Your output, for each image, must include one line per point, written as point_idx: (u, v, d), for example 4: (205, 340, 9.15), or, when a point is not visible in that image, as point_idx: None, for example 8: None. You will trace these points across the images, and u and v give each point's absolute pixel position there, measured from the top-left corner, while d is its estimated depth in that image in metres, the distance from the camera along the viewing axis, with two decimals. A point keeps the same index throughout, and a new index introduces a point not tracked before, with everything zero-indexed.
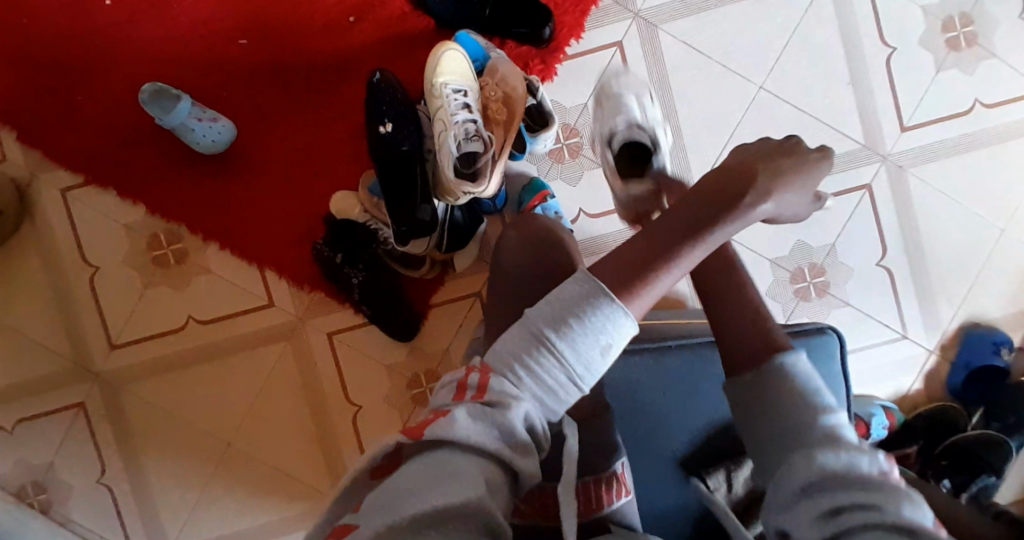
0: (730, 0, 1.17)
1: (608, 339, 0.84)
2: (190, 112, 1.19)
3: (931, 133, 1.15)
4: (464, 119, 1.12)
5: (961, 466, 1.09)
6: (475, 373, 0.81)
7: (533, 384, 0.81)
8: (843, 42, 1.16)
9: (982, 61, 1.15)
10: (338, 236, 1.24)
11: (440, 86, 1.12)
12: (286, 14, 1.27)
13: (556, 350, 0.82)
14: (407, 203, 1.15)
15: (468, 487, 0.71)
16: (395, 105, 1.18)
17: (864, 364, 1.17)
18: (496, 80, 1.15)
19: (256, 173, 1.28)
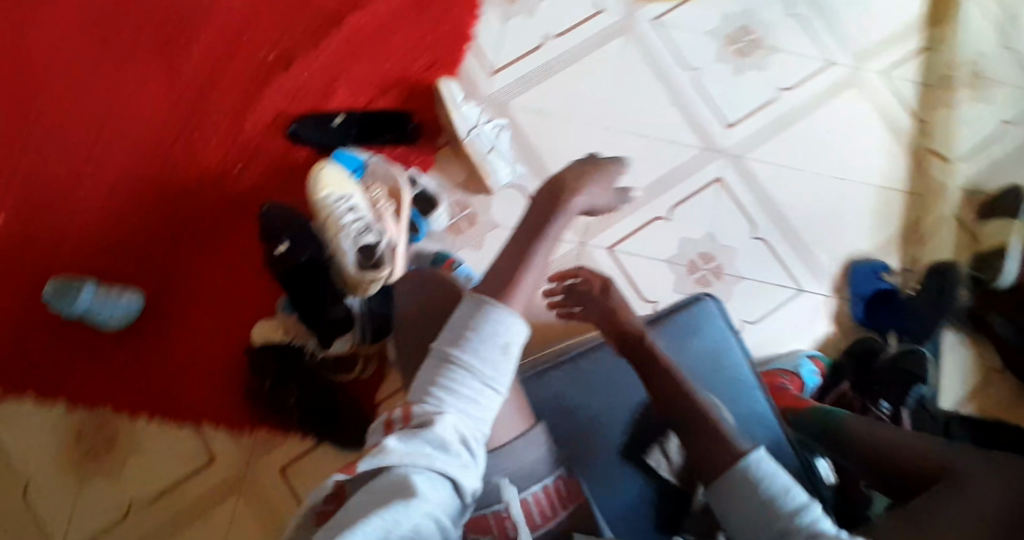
0: (560, 67, 1.36)
1: (505, 337, 0.88)
2: (94, 297, 1.23)
3: (753, 123, 1.36)
4: (353, 218, 1.21)
5: (894, 383, 1.19)
6: (399, 410, 0.88)
7: (452, 400, 0.86)
8: (655, 74, 1.37)
9: (770, 56, 1.38)
10: (266, 364, 1.26)
11: (322, 196, 1.21)
12: (168, 184, 1.33)
13: (462, 363, 0.87)
14: (318, 308, 1.22)
15: (406, 501, 0.78)
16: (291, 226, 1.23)
17: (778, 322, 1.30)
18: (378, 181, 1.27)
19: (174, 334, 1.30)
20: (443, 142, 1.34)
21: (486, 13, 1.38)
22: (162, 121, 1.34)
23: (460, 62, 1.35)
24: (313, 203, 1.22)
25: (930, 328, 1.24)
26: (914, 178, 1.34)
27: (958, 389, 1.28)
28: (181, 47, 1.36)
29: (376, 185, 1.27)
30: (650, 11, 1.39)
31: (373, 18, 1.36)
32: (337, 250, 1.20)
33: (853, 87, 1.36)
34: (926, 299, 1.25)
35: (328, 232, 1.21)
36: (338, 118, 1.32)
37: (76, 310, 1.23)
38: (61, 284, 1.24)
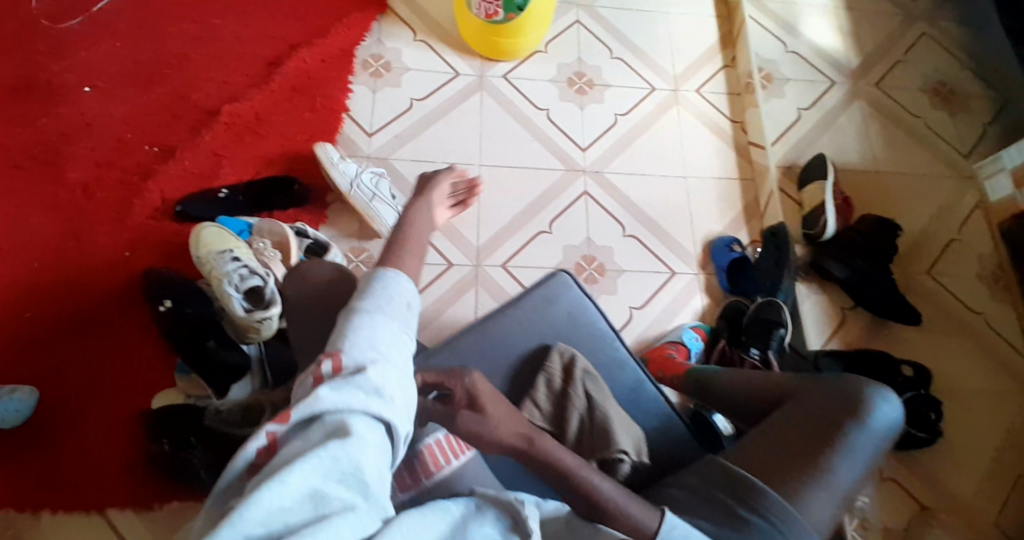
0: (430, 122, 1.52)
1: (406, 298, 0.91)
2: None
3: (603, 144, 1.57)
4: (236, 266, 1.23)
5: (759, 334, 1.36)
6: (324, 360, 0.81)
7: (374, 349, 0.83)
8: (514, 116, 1.55)
9: (604, 90, 1.61)
10: (166, 425, 1.19)
11: (203, 252, 1.25)
12: (56, 274, 1.30)
13: (372, 319, 0.86)
14: (212, 355, 1.20)
15: (345, 444, 0.74)
16: (177, 287, 1.27)
17: (660, 303, 1.47)
18: (263, 235, 1.32)
19: (75, 421, 1.22)
20: (331, 200, 1.44)
21: (355, 88, 1.51)
22: (47, 221, 1.33)
23: (338, 132, 1.48)
24: (197, 261, 1.25)
25: (775, 282, 1.42)
26: (740, 168, 1.59)
27: (823, 329, 1.46)
28: (60, 153, 1.38)
29: (262, 240, 1.32)
30: (498, 69, 1.58)
31: (249, 106, 1.46)
32: (222, 294, 1.21)
33: (676, 104, 1.62)
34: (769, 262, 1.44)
35: (213, 283, 1.23)
36: (223, 191, 1.38)
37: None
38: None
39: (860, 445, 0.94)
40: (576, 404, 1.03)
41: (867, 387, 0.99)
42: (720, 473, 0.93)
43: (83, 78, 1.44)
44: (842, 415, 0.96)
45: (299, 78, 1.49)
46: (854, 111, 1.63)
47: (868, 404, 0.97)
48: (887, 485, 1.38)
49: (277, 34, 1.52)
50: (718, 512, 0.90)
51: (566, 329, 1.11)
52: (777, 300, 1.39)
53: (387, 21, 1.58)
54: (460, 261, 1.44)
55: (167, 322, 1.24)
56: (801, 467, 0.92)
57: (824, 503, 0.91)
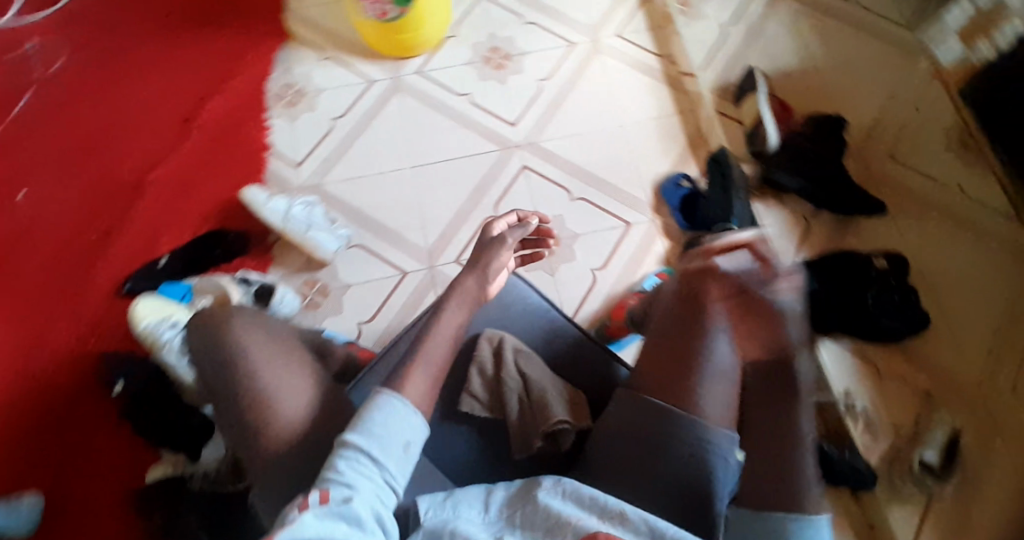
0: (356, 137, 1.51)
1: (406, 436, 0.90)
2: None
3: (532, 112, 1.53)
4: (174, 336, 1.26)
5: None
6: (313, 493, 0.82)
7: (358, 478, 0.85)
8: (437, 108, 1.53)
9: (523, 58, 1.57)
10: (156, 499, 1.22)
11: (141, 326, 1.26)
12: (24, 376, 1.33)
13: (368, 451, 0.87)
14: (175, 422, 1.25)
15: None
16: (133, 368, 1.32)
17: (622, 259, 1.42)
18: (203, 294, 1.32)
19: (70, 514, 1.24)
20: (274, 239, 1.43)
21: (274, 123, 1.51)
22: (6, 329, 1.36)
23: (264, 170, 1.47)
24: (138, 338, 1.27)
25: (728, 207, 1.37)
26: (677, 100, 1.54)
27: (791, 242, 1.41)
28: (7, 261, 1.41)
29: (202, 298, 1.32)
30: (410, 66, 1.56)
31: (175, 168, 1.46)
32: (168, 367, 1.26)
33: (599, 53, 1.57)
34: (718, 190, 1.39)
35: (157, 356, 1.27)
36: (162, 259, 1.39)
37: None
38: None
39: (724, 311, 0.96)
40: (510, 385, 1.03)
41: (711, 251, 0.99)
42: (620, 406, 0.95)
43: (14, 183, 1.46)
44: (702, 292, 0.97)
45: (217, 127, 1.50)
46: (779, 17, 1.58)
47: (717, 267, 0.97)
48: (893, 383, 1.31)
49: (187, 91, 1.53)
50: (646, 461, 0.91)
51: (498, 312, 1.12)
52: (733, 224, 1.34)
53: (292, 48, 1.57)
54: (412, 267, 1.42)
55: (131, 398, 1.30)
56: (675, 363, 0.94)
57: (709, 391, 0.93)
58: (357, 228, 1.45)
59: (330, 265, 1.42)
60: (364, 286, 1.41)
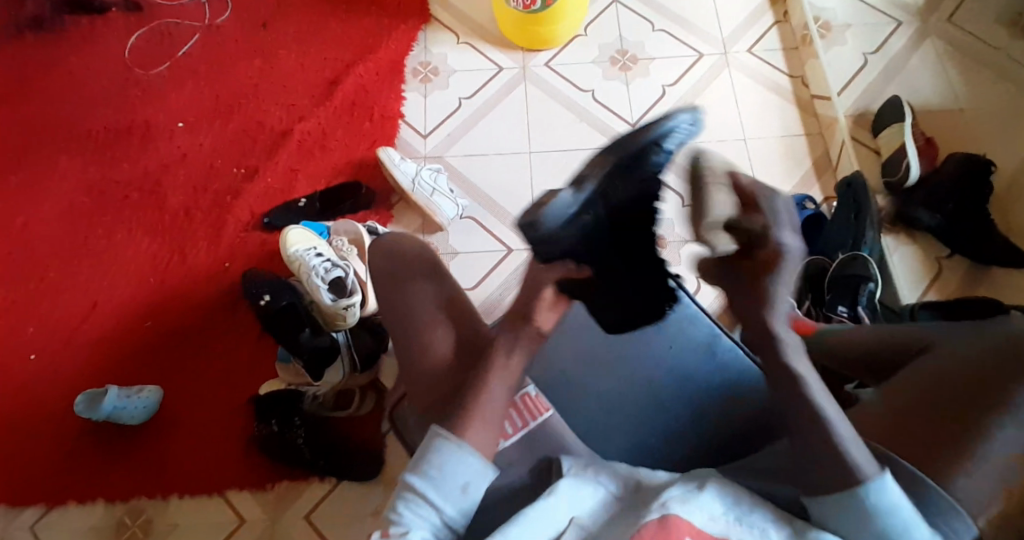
0: (484, 117, 1.59)
1: (465, 477, 0.82)
2: (115, 397, 1.34)
3: (653, 116, 1.56)
4: (320, 261, 1.34)
5: (843, 290, 1.31)
6: (408, 486, 0.82)
7: (436, 501, 0.81)
8: (560, 101, 1.59)
9: (650, 64, 1.61)
10: (271, 410, 1.35)
11: (291, 250, 1.35)
12: (164, 287, 1.48)
13: (424, 491, 0.81)
14: (304, 343, 1.30)
15: (447, 449, 0.83)
16: (269, 285, 1.39)
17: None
18: (341, 236, 1.42)
19: (191, 416, 1.39)
20: (395, 199, 1.53)
21: (408, 95, 1.61)
22: (155, 240, 1.51)
23: (395, 137, 1.57)
24: (285, 259, 1.35)
25: (847, 234, 1.38)
26: (803, 121, 1.54)
27: (915, 284, 1.38)
28: (160, 184, 1.55)
29: (341, 240, 1.41)
30: (540, 58, 1.63)
31: (316, 122, 1.59)
32: (308, 285, 1.32)
33: (727, 66, 1.59)
34: (842, 220, 1.39)
35: (299, 275, 1.34)
36: (302, 201, 1.51)
37: (102, 413, 1.34)
38: (90, 393, 1.36)
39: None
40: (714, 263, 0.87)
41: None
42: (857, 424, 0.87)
43: (174, 116, 1.61)
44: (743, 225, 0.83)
45: (358, 92, 1.61)
46: (926, 51, 1.54)
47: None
48: None
49: (335, 56, 1.65)
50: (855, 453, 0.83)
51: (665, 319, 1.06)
52: (863, 254, 1.34)
53: (435, 30, 1.67)
54: (518, 245, 1.49)
55: (265, 316, 1.36)
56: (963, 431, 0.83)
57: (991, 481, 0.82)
58: (473, 200, 1.52)
59: (444, 232, 1.50)
60: (472, 256, 1.49)
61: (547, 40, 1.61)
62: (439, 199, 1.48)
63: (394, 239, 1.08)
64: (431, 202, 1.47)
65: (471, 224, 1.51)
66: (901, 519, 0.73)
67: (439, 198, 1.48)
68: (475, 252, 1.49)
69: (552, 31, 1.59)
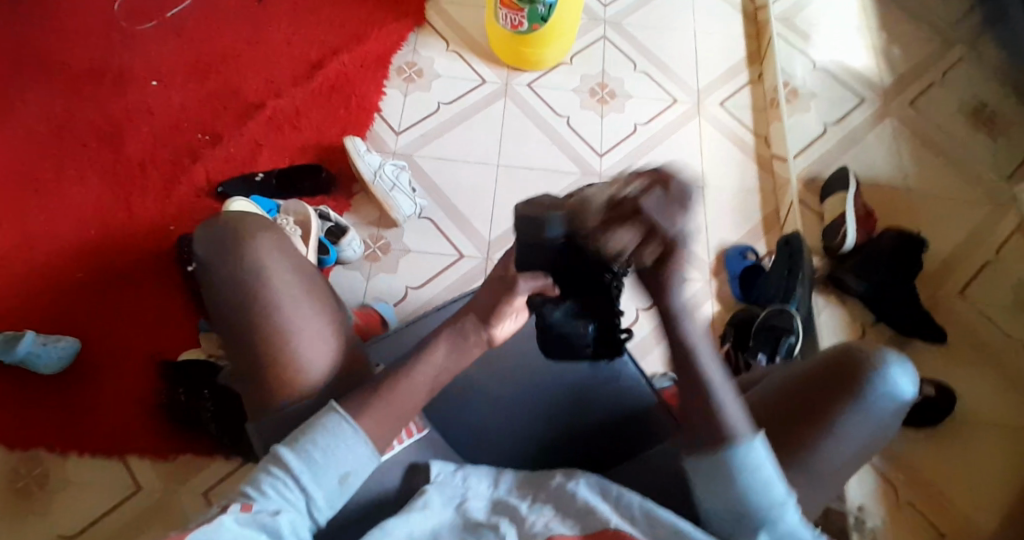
0: (455, 124, 1.59)
1: (346, 467, 0.86)
2: (33, 340, 1.32)
3: (619, 151, 1.59)
4: None
5: (767, 341, 1.34)
6: (281, 462, 0.84)
7: (305, 485, 0.84)
8: (533, 120, 1.61)
9: (626, 102, 1.64)
10: (184, 378, 1.33)
11: None
12: (104, 237, 1.44)
13: (297, 474, 0.84)
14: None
15: (331, 434, 0.86)
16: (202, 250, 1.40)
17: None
18: (289, 214, 1.41)
19: (109, 372, 1.36)
20: (357, 190, 1.52)
21: (388, 90, 1.61)
22: (102, 187, 1.48)
23: (367, 128, 1.57)
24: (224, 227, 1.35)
25: (783, 290, 1.40)
26: (763, 178, 1.58)
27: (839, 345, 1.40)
28: (121, 135, 1.51)
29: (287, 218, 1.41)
30: (523, 78, 1.65)
31: (290, 100, 1.57)
32: None
33: (698, 116, 1.63)
34: (779, 276, 1.42)
35: None
36: (259, 175, 1.49)
37: (15, 355, 1.32)
38: (8, 335, 1.33)
39: (861, 431, 0.89)
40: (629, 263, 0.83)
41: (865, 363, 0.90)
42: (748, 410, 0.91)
43: (148, 71, 1.57)
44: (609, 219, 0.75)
45: (338, 77, 1.60)
46: (883, 128, 1.58)
47: (879, 369, 0.90)
48: (899, 511, 1.28)
49: (320, 38, 1.63)
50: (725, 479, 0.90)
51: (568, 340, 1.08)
52: (789, 307, 1.36)
53: (422, 33, 1.68)
54: (469, 251, 1.49)
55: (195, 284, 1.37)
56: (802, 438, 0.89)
57: (806, 489, 0.89)
58: (431, 202, 1.52)
59: (397, 228, 1.50)
60: (421, 256, 1.49)
61: (534, 61, 1.64)
62: (397, 195, 1.48)
63: (234, 223, 0.97)
64: (389, 198, 1.48)
65: (428, 224, 1.51)
66: (762, 477, 0.83)
67: (397, 195, 1.48)
68: (424, 252, 1.49)
69: (539, 53, 1.62)
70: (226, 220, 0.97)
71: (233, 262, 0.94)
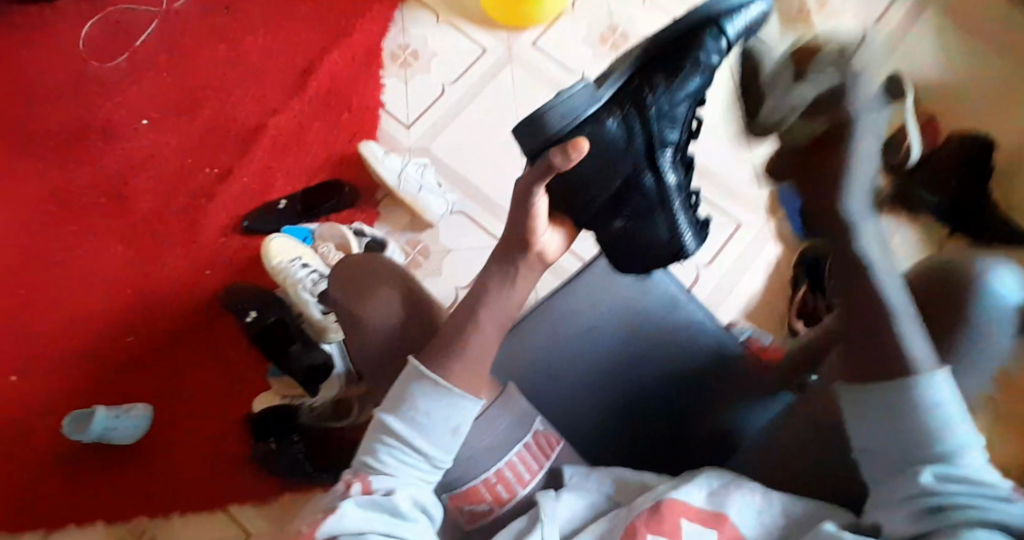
0: (466, 104, 1.49)
1: (455, 421, 0.79)
2: (102, 420, 1.23)
3: None
4: (307, 273, 1.27)
5: None
6: (387, 426, 0.79)
7: (416, 448, 0.78)
8: (547, 83, 1.50)
9: (641, 40, 1.52)
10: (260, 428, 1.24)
11: (274, 262, 1.29)
12: (139, 293, 1.36)
13: (405, 438, 0.78)
14: (297, 358, 1.26)
15: (428, 385, 0.79)
16: (250, 299, 1.32)
17: (738, 248, 1.41)
18: (326, 240, 1.34)
19: (180, 433, 1.28)
20: (381, 196, 1.43)
21: (387, 81, 1.51)
22: (123, 244, 1.39)
23: (377, 128, 1.48)
24: (270, 271, 1.29)
25: None
26: None
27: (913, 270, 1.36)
28: (126, 185, 1.43)
29: (326, 245, 1.34)
30: (526, 38, 1.53)
31: (291, 115, 1.48)
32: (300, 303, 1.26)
33: None
34: None
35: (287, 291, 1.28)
36: (281, 203, 1.41)
37: (91, 435, 1.23)
38: (74, 415, 1.25)
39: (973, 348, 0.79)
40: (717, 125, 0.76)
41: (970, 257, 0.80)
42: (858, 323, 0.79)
43: (136, 113, 1.49)
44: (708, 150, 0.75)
45: (334, 79, 1.50)
46: (923, 21, 1.48)
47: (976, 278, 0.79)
48: None
49: (306, 41, 1.53)
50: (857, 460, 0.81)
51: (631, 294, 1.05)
52: None
53: (409, 11, 1.55)
54: None
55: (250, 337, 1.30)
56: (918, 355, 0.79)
57: None
58: (463, 194, 1.43)
59: (434, 228, 1.41)
60: (463, 254, 1.40)
61: (535, 17, 1.51)
62: (429, 194, 1.39)
63: (360, 264, 0.95)
64: (423, 202, 1.38)
65: (464, 216, 1.42)
66: (943, 412, 0.67)
67: (429, 196, 1.39)
68: (466, 248, 1.40)
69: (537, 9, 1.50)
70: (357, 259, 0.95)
71: (350, 304, 0.92)
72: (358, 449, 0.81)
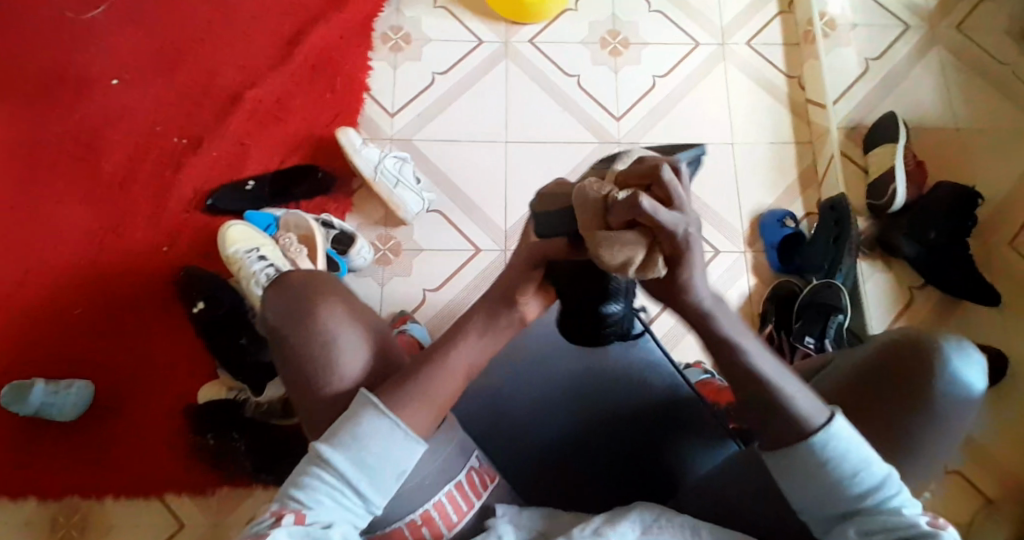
0: (454, 97, 1.44)
1: (400, 461, 0.75)
2: (43, 391, 1.22)
3: (639, 111, 1.44)
4: (262, 266, 1.24)
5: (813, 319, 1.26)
6: (327, 459, 0.74)
7: (356, 485, 0.73)
8: (539, 83, 1.45)
9: (641, 50, 1.48)
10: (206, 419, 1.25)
11: (230, 250, 1.26)
12: (100, 261, 1.33)
13: (346, 474, 0.73)
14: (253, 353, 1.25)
15: (377, 422, 0.75)
16: (208, 285, 1.30)
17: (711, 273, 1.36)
18: (291, 229, 1.30)
19: (130, 411, 1.26)
20: (357, 185, 1.39)
21: (375, 64, 1.46)
22: (88, 208, 1.35)
23: (359, 113, 1.43)
24: (226, 261, 1.27)
25: (829, 262, 1.30)
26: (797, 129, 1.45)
27: (885, 315, 1.33)
28: (95, 147, 1.38)
29: (289, 234, 1.30)
30: (523, 33, 1.48)
31: (271, 89, 1.42)
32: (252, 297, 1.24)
33: (723, 60, 1.48)
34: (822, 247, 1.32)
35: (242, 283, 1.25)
36: (251, 183, 1.37)
37: (30, 408, 1.22)
38: (13, 387, 1.22)
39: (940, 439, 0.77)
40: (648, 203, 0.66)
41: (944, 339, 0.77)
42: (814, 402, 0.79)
43: (110, 70, 1.42)
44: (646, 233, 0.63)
45: (319, 56, 1.44)
46: (928, 62, 1.45)
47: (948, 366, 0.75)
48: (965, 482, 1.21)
49: (295, 11, 1.47)
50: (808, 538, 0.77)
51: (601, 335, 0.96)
52: (835, 283, 1.28)
53: None
54: (486, 245, 1.37)
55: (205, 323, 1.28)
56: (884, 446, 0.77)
57: None
58: (439, 192, 1.40)
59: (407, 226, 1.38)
60: (434, 254, 1.37)
61: (535, 12, 1.46)
62: (405, 190, 1.35)
63: (304, 286, 0.88)
64: (396, 198, 1.34)
65: (439, 215, 1.39)
66: (850, 460, 0.70)
67: (401, 193, 1.34)
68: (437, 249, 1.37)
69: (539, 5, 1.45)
70: (296, 282, 0.88)
71: (293, 332, 0.84)
72: (286, 481, 0.75)
